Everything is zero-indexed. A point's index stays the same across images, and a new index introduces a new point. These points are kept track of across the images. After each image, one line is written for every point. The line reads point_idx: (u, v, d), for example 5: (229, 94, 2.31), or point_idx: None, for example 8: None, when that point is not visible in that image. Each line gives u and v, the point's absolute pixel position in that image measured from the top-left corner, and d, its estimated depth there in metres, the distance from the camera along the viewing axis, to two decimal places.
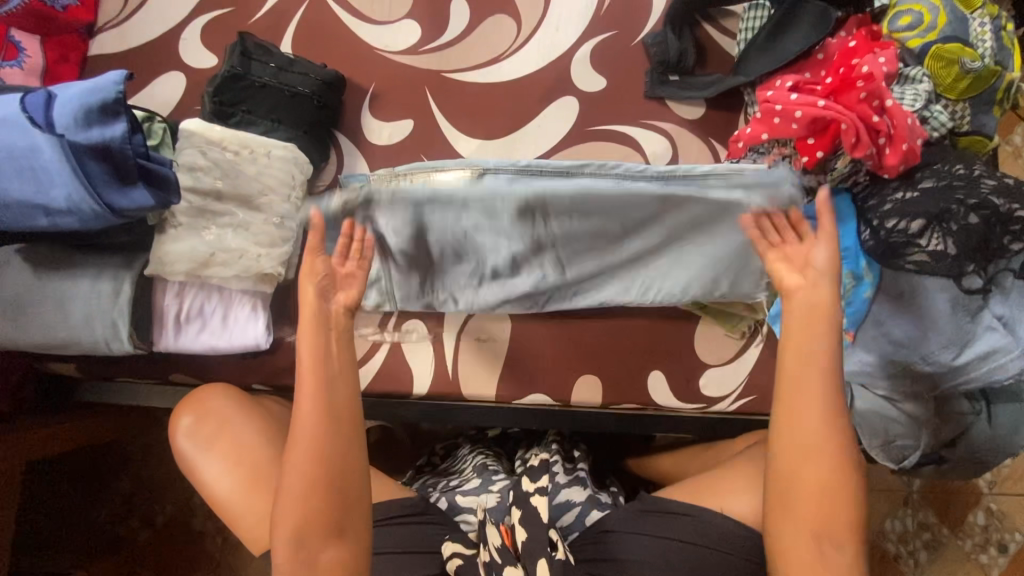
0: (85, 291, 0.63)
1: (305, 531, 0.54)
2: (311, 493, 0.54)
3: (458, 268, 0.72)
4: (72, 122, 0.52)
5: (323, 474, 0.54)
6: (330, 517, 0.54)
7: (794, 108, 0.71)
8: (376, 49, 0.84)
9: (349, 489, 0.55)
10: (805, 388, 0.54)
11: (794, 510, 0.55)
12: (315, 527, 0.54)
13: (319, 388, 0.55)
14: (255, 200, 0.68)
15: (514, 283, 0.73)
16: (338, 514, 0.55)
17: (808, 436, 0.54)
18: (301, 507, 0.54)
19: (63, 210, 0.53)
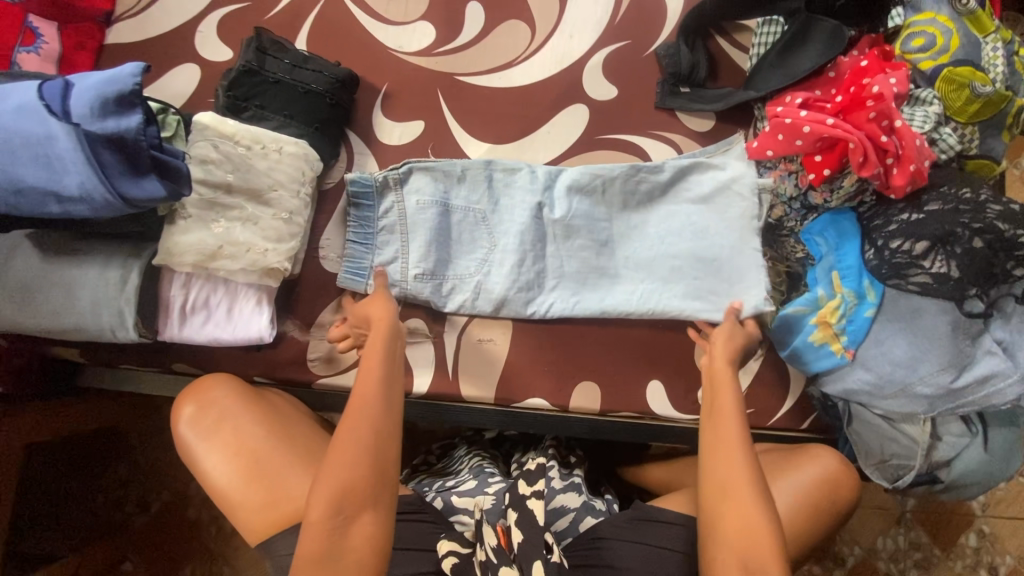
0: (92, 278, 0.64)
1: (343, 498, 0.56)
2: (346, 454, 0.57)
3: (468, 258, 0.80)
4: (88, 111, 0.52)
5: (365, 440, 0.58)
6: (360, 476, 0.57)
7: (803, 124, 0.72)
8: (390, 50, 0.84)
9: (386, 455, 0.59)
10: (717, 441, 0.64)
11: (725, 546, 0.59)
12: (344, 488, 0.56)
13: (381, 383, 0.62)
14: (265, 195, 0.68)
15: (523, 272, 0.80)
16: (368, 475, 0.58)
17: (720, 478, 0.62)
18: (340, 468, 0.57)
19: (74, 197, 0.53)
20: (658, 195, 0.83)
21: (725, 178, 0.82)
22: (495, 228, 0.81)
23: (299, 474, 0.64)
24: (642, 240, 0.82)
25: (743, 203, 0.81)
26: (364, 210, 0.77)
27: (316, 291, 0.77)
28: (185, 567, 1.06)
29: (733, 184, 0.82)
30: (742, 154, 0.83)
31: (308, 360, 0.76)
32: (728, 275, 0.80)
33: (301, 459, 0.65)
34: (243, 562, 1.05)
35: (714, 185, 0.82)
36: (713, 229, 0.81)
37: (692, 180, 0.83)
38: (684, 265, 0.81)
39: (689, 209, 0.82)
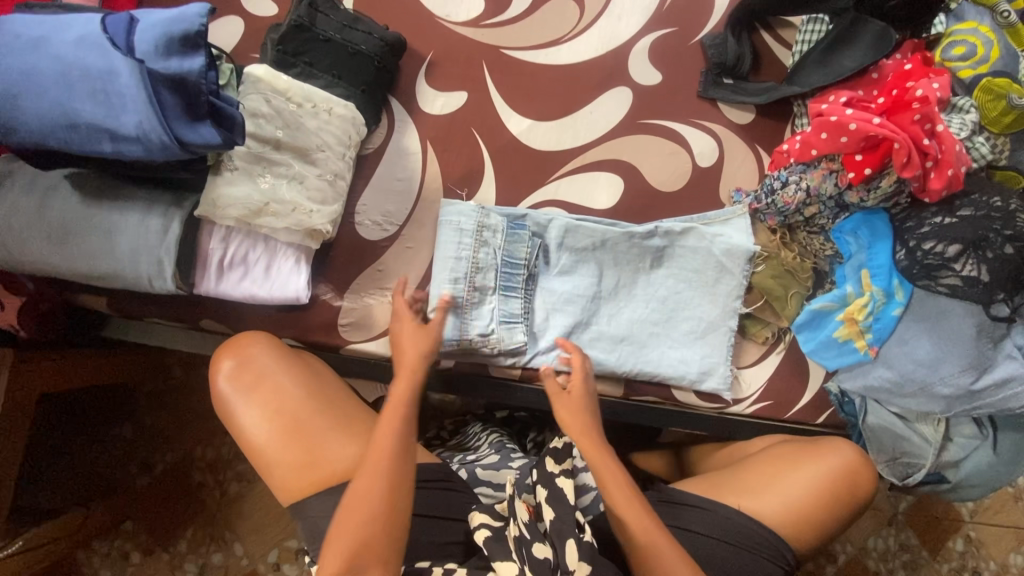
0: (133, 225, 0.62)
1: (365, 548, 0.57)
2: (365, 480, 0.59)
3: (486, 308, 0.75)
4: (152, 48, 0.52)
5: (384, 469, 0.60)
6: (365, 517, 0.57)
7: (850, 121, 0.72)
8: (438, 18, 0.83)
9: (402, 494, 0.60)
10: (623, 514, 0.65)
11: None
12: (365, 515, 0.58)
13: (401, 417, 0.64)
14: (312, 154, 0.67)
15: (518, 323, 0.76)
16: (381, 518, 0.58)
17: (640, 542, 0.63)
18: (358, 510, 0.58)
19: (130, 137, 0.52)
20: (649, 258, 0.81)
21: (721, 247, 0.81)
22: (503, 279, 0.76)
23: (337, 440, 0.64)
24: (625, 307, 0.81)
25: (730, 276, 0.81)
26: (508, 239, 0.76)
27: (352, 255, 0.77)
28: (186, 530, 1.05)
29: (726, 255, 0.80)
30: (744, 227, 0.82)
31: (339, 325, 0.76)
32: (694, 353, 0.80)
33: (340, 425, 0.65)
34: (246, 527, 1.05)
35: (696, 254, 0.81)
36: (696, 301, 0.81)
37: (686, 246, 0.81)
38: (661, 337, 0.80)
39: (676, 275, 0.81)
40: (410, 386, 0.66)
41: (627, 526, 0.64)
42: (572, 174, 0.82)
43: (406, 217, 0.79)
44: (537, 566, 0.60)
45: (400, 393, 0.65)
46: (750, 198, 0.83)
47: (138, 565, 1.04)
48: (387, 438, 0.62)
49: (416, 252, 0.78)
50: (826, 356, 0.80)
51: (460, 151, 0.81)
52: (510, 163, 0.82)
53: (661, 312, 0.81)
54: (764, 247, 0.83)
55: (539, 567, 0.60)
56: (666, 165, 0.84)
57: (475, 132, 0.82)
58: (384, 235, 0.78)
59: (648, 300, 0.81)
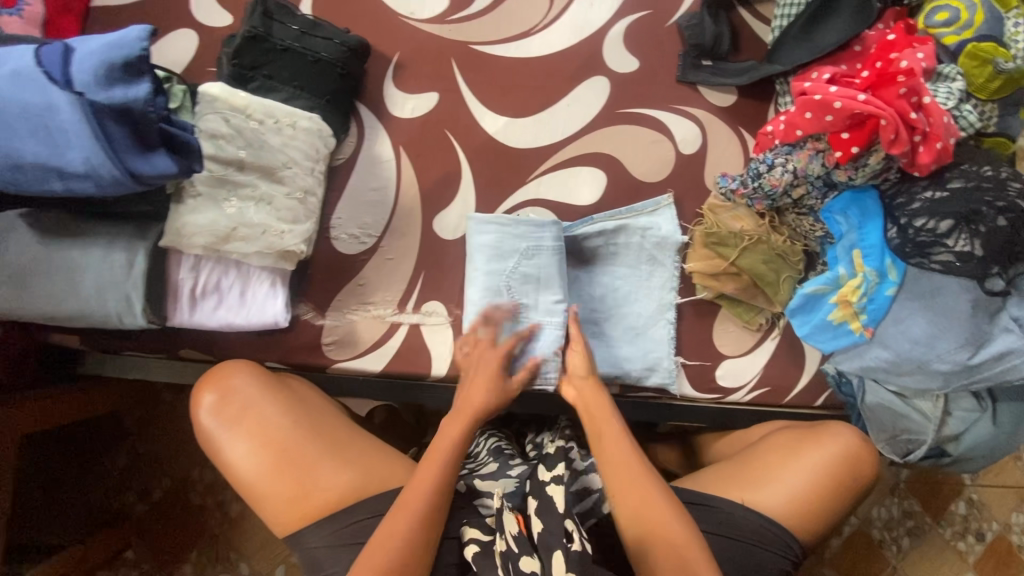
0: (96, 261, 0.59)
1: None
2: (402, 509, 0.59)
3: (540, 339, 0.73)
4: (92, 79, 0.48)
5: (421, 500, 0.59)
6: (388, 551, 0.56)
7: (834, 99, 0.70)
8: (402, 16, 0.80)
9: (429, 528, 0.58)
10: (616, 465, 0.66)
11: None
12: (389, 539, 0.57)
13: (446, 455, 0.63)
14: (278, 172, 0.65)
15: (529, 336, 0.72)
16: (406, 549, 0.57)
17: (644, 518, 0.62)
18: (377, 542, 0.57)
19: (78, 174, 0.49)
20: (588, 258, 0.80)
21: (651, 241, 0.80)
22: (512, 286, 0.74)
23: (329, 466, 0.62)
24: (591, 307, 0.80)
25: (662, 268, 0.81)
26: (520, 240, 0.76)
27: (331, 272, 0.75)
28: (190, 554, 1.04)
29: (656, 247, 0.80)
30: (671, 218, 0.80)
31: (323, 344, 0.74)
32: (635, 348, 0.80)
33: (331, 449, 0.63)
34: (250, 545, 1.04)
35: (630, 246, 0.79)
36: (639, 296, 0.81)
37: (619, 243, 0.79)
38: (608, 334, 0.80)
39: (616, 272, 0.80)
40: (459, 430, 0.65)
41: (649, 522, 0.62)
42: (552, 171, 0.80)
43: (384, 228, 0.77)
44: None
45: (449, 436, 0.64)
46: (736, 183, 0.80)
47: None
48: (429, 475, 0.61)
49: (398, 263, 0.76)
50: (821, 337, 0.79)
51: (436, 155, 0.78)
52: (488, 164, 0.79)
53: (613, 309, 0.80)
54: (751, 232, 0.79)
55: None
56: (648, 155, 0.81)
57: (449, 133, 0.79)
58: (362, 248, 0.76)
59: (594, 296, 0.81)
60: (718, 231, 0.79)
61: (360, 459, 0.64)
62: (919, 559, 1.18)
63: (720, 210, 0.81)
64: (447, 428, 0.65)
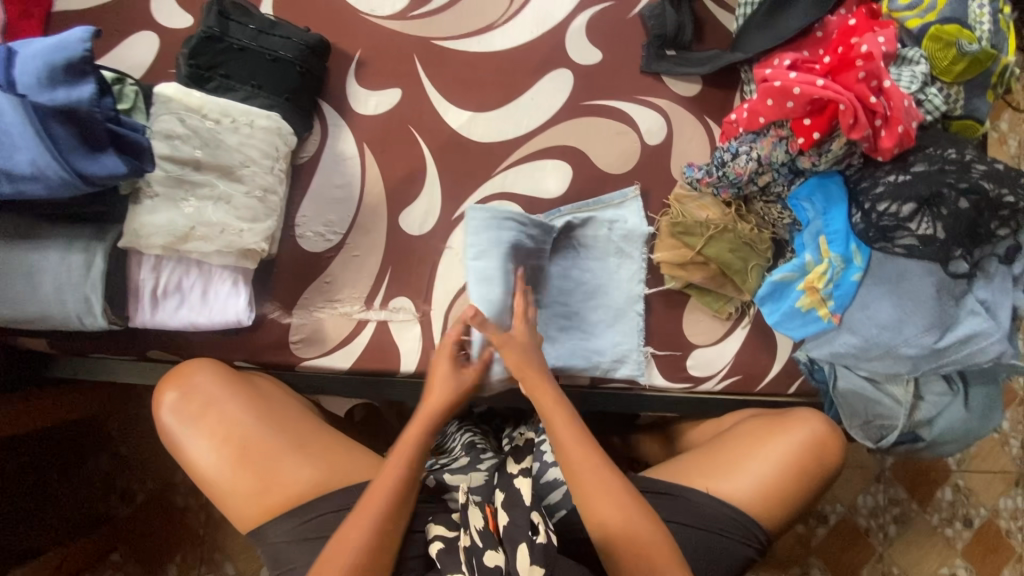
0: (54, 264, 0.60)
1: None
2: (361, 514, 0.58)
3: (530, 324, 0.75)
4: (35, 81, 0.49)
5: (383, 503, 0.59)
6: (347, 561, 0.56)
7: (793, 86, 0.70)
8: (364, 14, 0.80)
9: (389, 533, 0.59)
10: (569, 459, 0.64)
11: None
12: (349, 549, 0.57)
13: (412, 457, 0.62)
14: (236, 171, 0.65)
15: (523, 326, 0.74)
16: (362, 557, 0.57)
17: (602, 514, 0.62)
18: (335, 549, 0.57)
19: (27, 176, 0.50)
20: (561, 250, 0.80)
21: (619, 233, 0.80)
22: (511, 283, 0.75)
23: (292, 461, 0.62)
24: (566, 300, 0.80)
25: (630, 260, 0.81)
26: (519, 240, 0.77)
27: (298, 269, 0.76)
28: (174, 556, 1.05)
29: (623, 239, 0.81)
30: (638, 209, 0.81)
31: (291, 342, 0.75)
32: (605, 340, 0.80)
33: (294, 445, 0.63)
34: (233, 544, 1.05)
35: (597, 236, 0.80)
36: (607, 287, 0.81)
37: (586, 236, 0.80)
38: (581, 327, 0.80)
39: (584, 263, 0.81)
40: (424, 431, 0.63)
41: (614, 530, 0.61)
42: (517, 164, 0.80)
43: (349, 225, 0.77)
44: (486, 573, 0.60)
45: (410, 439, 0.63)
46: (701, 172, 0.80)
47: None
48: (385, 483, 0.60)
49: (364, 260, 0.77)
50: (788, 327, 0.78)
51: (400, 151, 0.78)
52: (452, 159, 0.79)
53: (585, 301, 0.80)
54: (716, 221, 0.79)
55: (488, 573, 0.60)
56: (613, 146, 0.81)
57: (413, 129, 0.79)
58: (328, 245, 0.76)
59: (564, 289, 0.80)
60: (684, 221, 0.79)
61: (324, 454, 0.64)
62: (906, 546, 1.17)
63: (686, 200, 0.81)
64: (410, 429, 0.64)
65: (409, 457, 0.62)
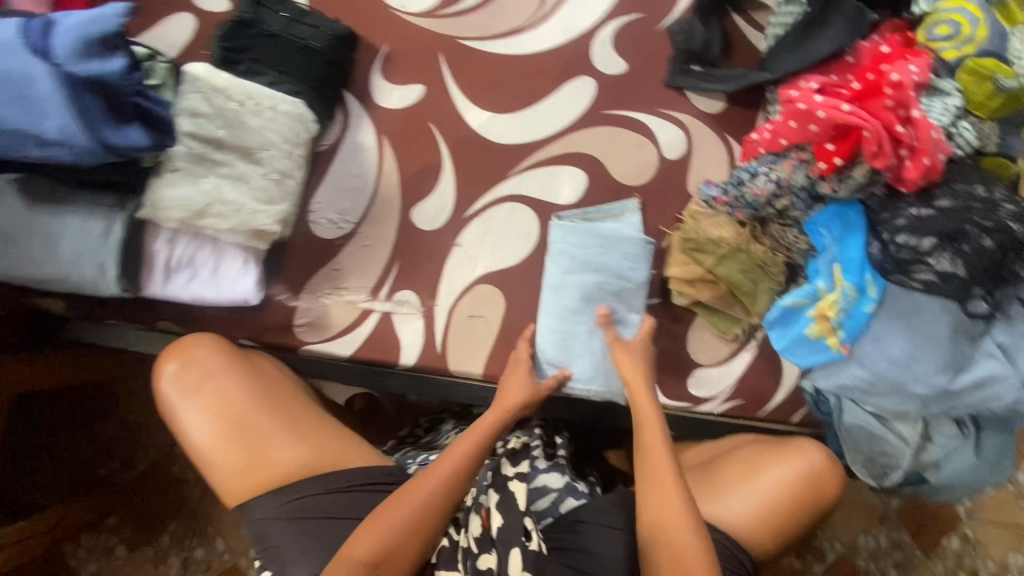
0: (75, 228, 0.62)
1: (382, 560, 0.58)
2: (423, 486, 0.61)
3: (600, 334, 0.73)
4: (70, 50, 0.51)
5: (440, 483, 0.62)
6: (390, 530, 0.58)
7: (818, 109, 0.69)
8: (394, 10, 0.81)
9: (437, 512, 0.61)
10: (650, 468, 0.65)
11: None
12: (395, 521, 0.59)
13: (480, 440, 0.66)
14: (256, 153, 0.66)
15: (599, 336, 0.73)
16: (403, 532, 0.59)
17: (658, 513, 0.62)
18: (386, 518, 0.59)
19: (55, 141, 0.52)
20: (570, 255, 0.73)
21: (622, 241, 0.73)
22: (590, 288, 0.72)
23: (283, 441, 0.63)
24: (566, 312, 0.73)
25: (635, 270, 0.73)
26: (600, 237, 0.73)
27: (309, 255, 0.77)
28: (167, 526, 1.07)
29: (625, 247, 0.73)
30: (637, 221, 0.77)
31: (295, 325, 0.76)
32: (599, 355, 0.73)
33: (287, 423, 0.64)
34: (228, 519, 1.07)
35: (602, 244, 0.72)
36: (606, 298, 0.73)
37: (593, 239, 0.73)
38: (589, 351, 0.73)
39: (583, 269, 0.72)
40: (497, 417, 0.68)
41: (664, 528, 0.61)
42: (532, 169, 0.80)
43: (363, 215, 0.78)
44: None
45: (483, 423, 0.67)
46: (718, 190, 0.79)
47: (124, 559, 1.07)
48: (450, 458, 0.63)
49: (374, 250, 0.78)
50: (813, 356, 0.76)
51: (418, 146, 0.79)
52: (469, 158, 0.80)
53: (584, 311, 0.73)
54: (730, 240, 0.76)
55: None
56: (631, 157, 0.81)
57: (433, 126, 0.80)
58: (339, 233, 0.78)
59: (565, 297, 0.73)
60: (696, 237, 0.77)
61: (314, 437, 0.65)
62: None
63: (701, 217, 0.78)
64: (486, 416, 0.68)
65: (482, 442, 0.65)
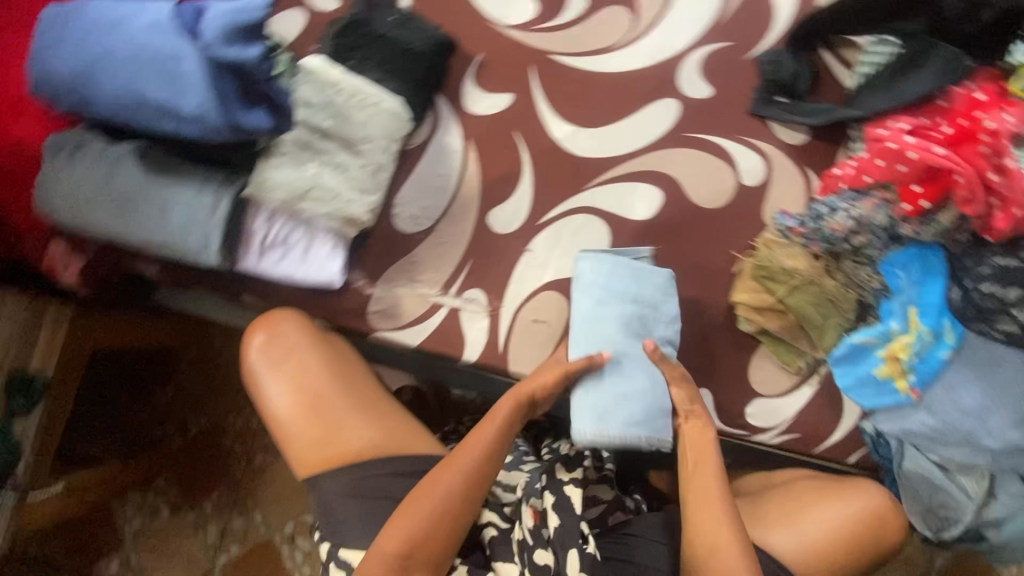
0: (188, 200, 0.66)
1: (413, 549, 0.60)
2: (446, 477, 0.63)
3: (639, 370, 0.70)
4: (217, 35, 0.54)
5: (465, 476, 0.63)
6: (421, 521, 0.61)
7: (910, 149, 0.69)
8: (492, 21, 0.84)
9: (463, 504, 0.62)
10: (705, 503, 0.67)
11: None
12: (427, 511, 0.61)
13: (500, 434, 0.66)
14: (357, 145, 0.70)
15: (642, 377, 0.70)
16: (432, 522, 0.61)
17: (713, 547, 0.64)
18: (416, 510, 0.61)
19: (190, 117, 0.55)
20: (603, 296, 0.71)
21: (652, 277, 0.72)
22: (627, 326, 0.71)
23: (358, 422, 0.67)
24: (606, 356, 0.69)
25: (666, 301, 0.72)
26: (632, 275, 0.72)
27: (386, 246, 0.80)
28: (210, 494, 1.12)
29: (655, 280, 0.72)
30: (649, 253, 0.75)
31: (369, 311, 0.79)
32: (643, 397, 0.69)
33: (361, 406, 0.68)
34: (268, 494, 1.10)
35: (635, 277, 0.71)
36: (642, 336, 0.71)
37: (625, 275, 0.72)
38: (630, 393, 0.69)
39: (620, 307, 0.71)
40: (512, 406, 0.68)
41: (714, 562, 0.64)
42: (610, 183, 0.81)
43: (442, 213, 0.81)
44: (536, 570, 0.64)
45: (500, 410, 0.67)
46: (794, 221, 0.78)
47: (167, 520, 1.11)
48: (472, 450, 0.65)
49: (449, 248, 0.80)
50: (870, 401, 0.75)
51: (501, 152, 0.82)
52: (549, 168, 0.82)
53: (626, 352, 0.70)
54: (803, 272, 0.76)
55: (539, 571, 0.64)
56: (708, 181, 0.82)
57: (517, 134, 0.82)
58: (418, 229, 0.81)
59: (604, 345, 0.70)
60: (770, 266, 0.78)
61: (383, 420, 0.68)
62: None
63: (775, 245, 0.78)
64: (503, 404, 0.68)
65: (499, 433, 0.66)
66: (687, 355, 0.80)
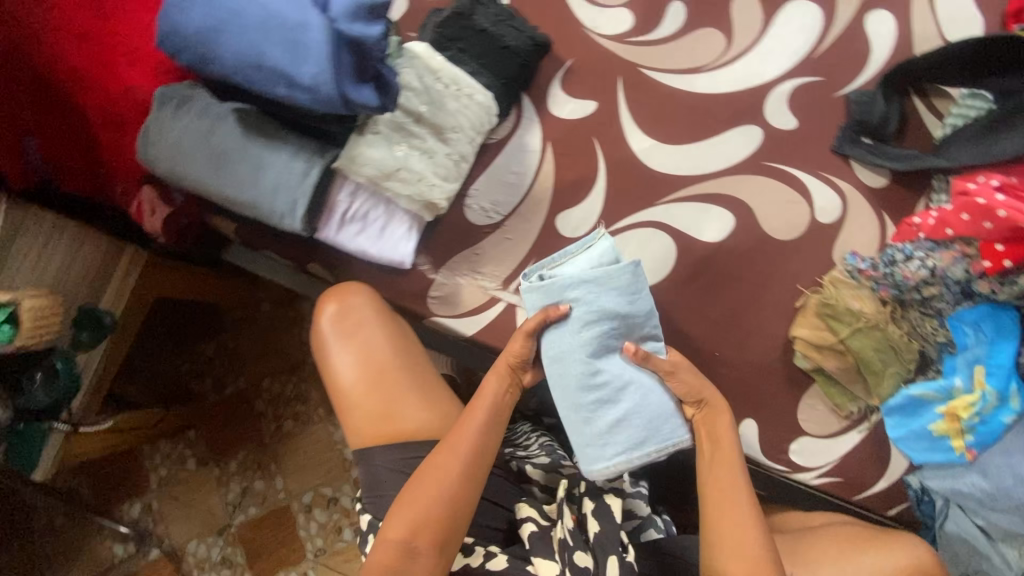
0: (281, 163, 0.68)
1: (418, 530, 0.62)
2: (442, 459, 0.65)
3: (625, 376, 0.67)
4: (344, 10, 0.57)
5: (463, 456, 0.65)
6: (433, 504, 0.63)
7: (999, 206, 0.68)
8: (586, 29, 0.85)
9: (466, 488, 0.64)
10: (723, 498, 0.65)
11: None
12: (439, 494, 0.63)
13: (489, 414, 0.68)
14: (446, 133, 0.72)
15: (632, 392, 0.66)
16: (440, 504, 0.63)
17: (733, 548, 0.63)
18: (423, 492, 0.64)
19: (304, 85, 0.57)
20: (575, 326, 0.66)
21: (609, 284, 0.66)
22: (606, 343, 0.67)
23: (415, 403, 0.71)
24: (586, 386, 0.66)
25: (638, 296, 0.67)
26: (592, 287, 0.66)
27: (454, 234, 0.81)
28: (237, 453, 1.14)
29: (614, 279, 0.66)
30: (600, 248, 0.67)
31: (429, 296, 0.80)
32: (637, 411, 0.66)
33: (420, 388, 0.71)
34: (292, 461, 1.12)
35: (594, 284, 0.66)
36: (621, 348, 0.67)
37: (583, 295, 0.66)
38: (622, 415, 0.66)
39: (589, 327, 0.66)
40: (497, 385, 0.69)
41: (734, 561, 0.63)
42: (682, 201, 0.82)
43: (512, 209, 0.82)
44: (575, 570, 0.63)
45: (487, 390, 0.69)
46: (865, 263, 0.77)
47: (192, 473, 1.14)
48: (467, 432, 0.67)
49: (514, 245, 0.81)
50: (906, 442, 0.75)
51: (578, 157, 0.83)
52: (623, 179, 0.82)
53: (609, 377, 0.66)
54: (869, 316, 0.75)
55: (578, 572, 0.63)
56: (782, 212, 0.81)
57: (596, 142, 0.83)
58: (487, 222, 0.82)
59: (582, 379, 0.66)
60: (835, 305, 0.76)
61: (439, 406, 0.72)
62: None
63: (842, 285, 0.78)
64: (489, 384, 0.69)
65: (486, 412, 0.68)
66: (737, 383, 0.80)
